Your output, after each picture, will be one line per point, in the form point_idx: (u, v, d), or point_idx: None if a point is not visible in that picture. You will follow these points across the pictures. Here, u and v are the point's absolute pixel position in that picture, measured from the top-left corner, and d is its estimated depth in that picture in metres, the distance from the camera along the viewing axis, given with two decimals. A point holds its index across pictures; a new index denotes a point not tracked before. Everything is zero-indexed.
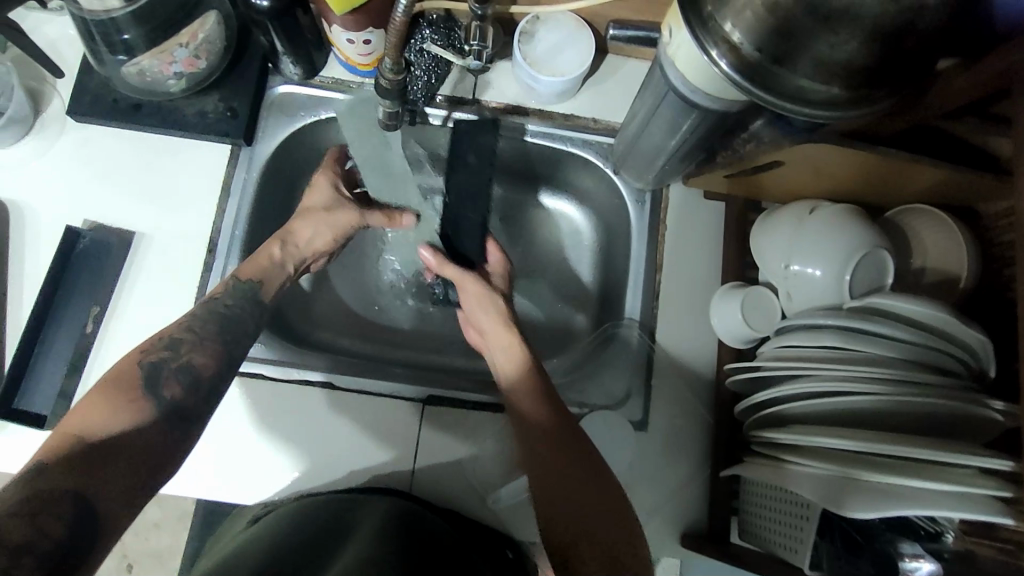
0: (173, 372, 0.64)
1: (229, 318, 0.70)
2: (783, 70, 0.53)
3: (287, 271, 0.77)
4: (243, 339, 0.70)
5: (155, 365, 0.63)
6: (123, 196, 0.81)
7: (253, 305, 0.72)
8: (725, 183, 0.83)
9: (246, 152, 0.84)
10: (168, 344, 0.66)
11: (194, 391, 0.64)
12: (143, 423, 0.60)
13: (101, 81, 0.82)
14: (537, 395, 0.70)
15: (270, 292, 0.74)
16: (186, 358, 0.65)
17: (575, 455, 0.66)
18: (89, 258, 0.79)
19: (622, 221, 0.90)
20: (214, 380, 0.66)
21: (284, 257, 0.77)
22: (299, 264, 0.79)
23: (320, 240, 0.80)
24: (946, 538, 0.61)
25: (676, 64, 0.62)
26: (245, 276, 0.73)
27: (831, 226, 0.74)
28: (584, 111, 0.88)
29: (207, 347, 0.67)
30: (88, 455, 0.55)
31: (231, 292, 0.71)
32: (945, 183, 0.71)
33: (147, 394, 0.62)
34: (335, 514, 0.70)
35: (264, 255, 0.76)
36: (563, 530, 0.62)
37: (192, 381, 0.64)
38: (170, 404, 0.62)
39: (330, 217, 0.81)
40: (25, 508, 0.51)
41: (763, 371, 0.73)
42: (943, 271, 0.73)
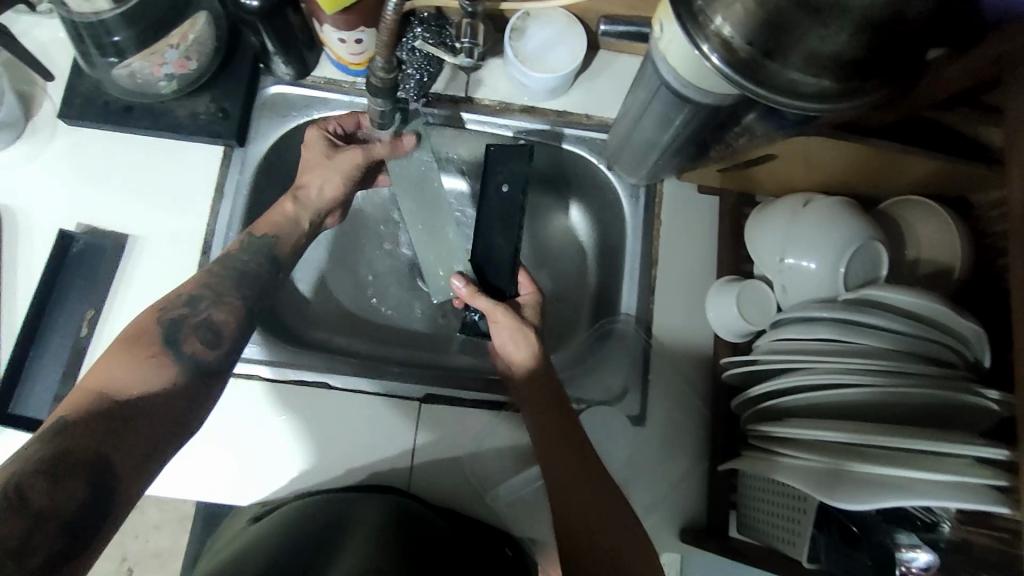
0: (194, 329, 0.65)
1: (247, 275, 0.71)
2: (774, 63, 0.53)
3: (302, 226, 0.77)
4: (258, 295, 0.71)
5: (174, 322, 0.64)
6: (116, 199, 0.81)
7: (268, 261, 0.73)
8: (718, 176, 0.83)
9: (239, 153, 0.84)
10: (187, 300, 0.67)
11: (214, 346, 0.65)
12: (166, 380, 0.61)
13: (92, 84, 0.81)
14: (548, 391, 0.71)
15: (285, 247, 0.75)
16: (206, 313, 0.66)
17: (580, 460, 0.68)
18: (83, 261, 0.79)
19: (617, 217, 0.90)
20: (235, 337, 0.67)
21: (297, 213, 0.77)
22: (314, 218, 0.78)
23: (331, 189, 0.78)
24: (942, 528, 0.61)
25: (667, 60, 0.62)
26: (260, 233, 0.74)
27: (825, 218, 0.74)
28: (577, 107, 0.88)
29: (226, 303, 0.68)
30: (113, 414, 0.56)
31: (246, 248, 0.72)
32: (937, 174, 0.72)
33: (167, 349, 0.63)
34: (333, 513, 0.70)
35: (278, 210, 0.76)
36: (566, 533, 0.65)
37: (212, 333, 0.65)
38: (190, 359, 0.63)
39: (330, 162, 0.77)
40: (47, 468, 0.52)
41: (759, 364, 0.73)
42: (935, 261, 0.74)
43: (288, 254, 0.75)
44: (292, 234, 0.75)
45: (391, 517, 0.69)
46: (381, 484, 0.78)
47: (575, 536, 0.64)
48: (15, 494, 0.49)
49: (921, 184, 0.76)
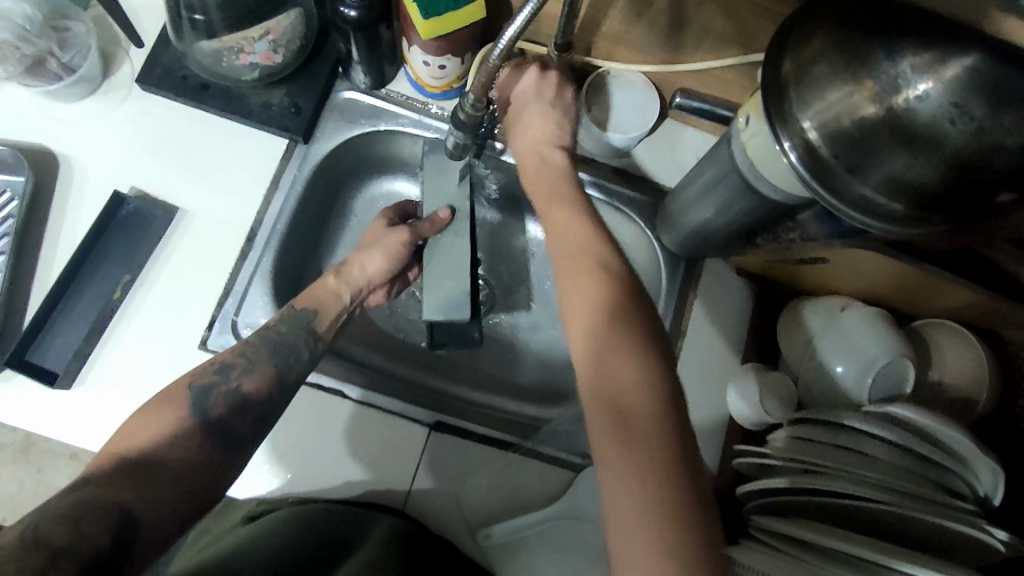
0: (221, 396, 0.65)
1: (281, 347, 0.70)
2: (854, 177, 0.54)
3: (344, 300, 0.75)
4: (299, 364, 0.70)
5: (205, 389, 0.65)
6: (172, 171, 0.81)
7: (303, 334, 0.71)
8: (763, 266, 0.84)
9: (302, 149, 0.85)
10: (218, 367, 0.67)
11: (241, 415, 0.66)
12: (181, 439, 0.61)
13: (175, 55, 0.82)
14: (621, 333, 0.62)
15: (324, 323, 0.73)
16: (236, 384, 0.67)
17: (626, 348, 0.61)
18: (131, 225, 0.79)
19: (653, 282, 0.91)
20: (267, 402, 0.68)
21: (341, 290, 0.76)
22: (356, 294, 0.77)
23: (374, 266, 0.77)
24: None
25: (746, 149, 0.63)
26: (301, 305, 0.73)
27: (860, 329, 0.76)
28: (635, 168, 0.89)
29: (258, 371, 0.68)
30: (135, 470, 0.57)
31: (284, 319, 0.71)
32: (971, 305, 0.75)
33: (196, 415, 0.64)
34: (326, 514, 0.71)
35: (320, 285, 0.75)
36: (605, 394, 0.59)
37: (238, 403, 0.66)
38: (212, 423, 0.64)
39: (380, 242, 0.78)
40: (72, 516, 0.52)
41: (769, 459, 0.73)
42: (960, 389, 0.75)
43: (327, 327, 0.73)
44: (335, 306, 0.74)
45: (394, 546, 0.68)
46: (376, 503, 0.77)
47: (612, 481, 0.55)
48: (32, 539, 0.50)
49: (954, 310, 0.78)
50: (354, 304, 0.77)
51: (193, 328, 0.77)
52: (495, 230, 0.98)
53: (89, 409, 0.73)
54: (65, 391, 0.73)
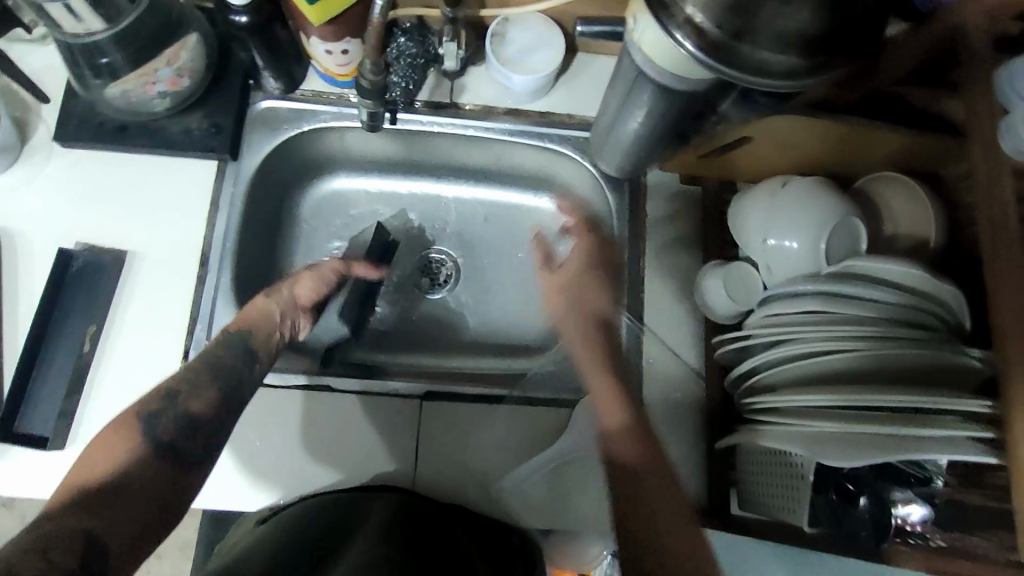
0: (174, 416, 0.64)
1: (223, 372, 0.68)
2: (745, 44, 0.55)
3: (278, 317, 0.76)
4: (247, 380, 0.70)
5: (153, 415, 0.63)
6: (111, 217, 0.82)
7: (242, 356, 0.70)
8: (700, 163, 0.85)
9: (233, 167, 0.86)
10: (164, 395, 0.65)
11: (191, 435, 0.64)
12: (137, 464, 0.60)
13: (85, 106, 0.83)
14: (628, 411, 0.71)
15: (261, 342, 0.72)
16: (183, 406, 0.65)
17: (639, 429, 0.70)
18: (84, 279, 0.80)
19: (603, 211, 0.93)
20: (220, 415, 0.66)
21: (273, 306, 0.77)
22: (285, 315, 0.77)
23: (304, 289, 0.80)
24: (934, 482, 0.63)
25: (643, 50, 0.65)
26: (236, 327, 0.72)
27: (805, 199, 0.77)
28: (559, 108, 0.91)
29: (201, 394, 0.66)
30: (96, 497, 0.55)
31: (221, 342, 0.71)
32: (904, 150, 0.76)
33: (147, 437, 0.62)
34: (319, 512, 0.71)
35: (253, 306, 0.76)
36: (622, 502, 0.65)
37: (189, 423, 0.64)
38: (164, 447, 0.62)
39: (312, 267, 0.82)
40: (36, 546, 0.50)
41: (751, 338, 0.75)
42: (913, 235, 0.76)
43: (264, 351, 0.72)
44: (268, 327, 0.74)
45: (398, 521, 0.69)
46: (388, 484, 0.79)
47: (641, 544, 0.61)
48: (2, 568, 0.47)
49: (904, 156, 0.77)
50: (286, 324, 0.77)
51: (169, 361, 0.79)
52: (440, 203, 1.00)
53: None
54: (59, 450, 0.74)
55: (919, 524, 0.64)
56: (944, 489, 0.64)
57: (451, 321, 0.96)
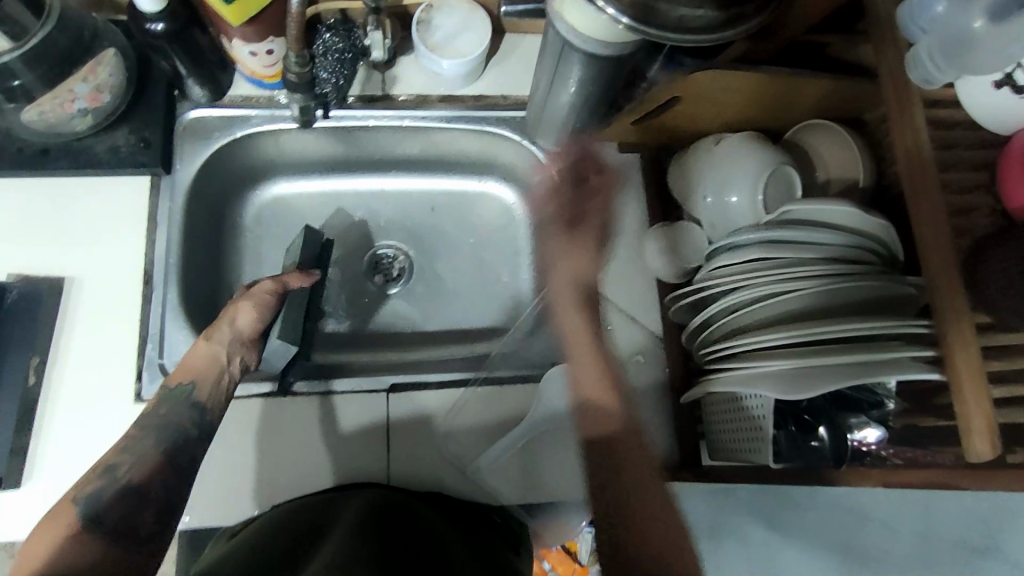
0: (114, 493, 0.60)
1: (165, 426, 0.66)
2: (662, 3, 0.57)
3: (222, 361, 0.71)
4: (196, 430, 0.67)
5: (89, 497, 0.59)
6: (44, 245, 0.79)
7: (190, 409, 0.68)
8: (635, 131, 0.87)
9: (167, 181, 0.84)
10: (103, 470, 0.62)
11: (140, 508, 0.61)
12: (82, 553, 0.56)
13: (2, 133, 0.80)
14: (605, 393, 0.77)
15: (205, 392, 0.69)
16: (125, 478, 0.61)
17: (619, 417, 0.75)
18: (20, 311, 0.77)
19: (547, 187, 0.94)
20: (166, 479, 0.63)
21: (217, 350, 0.71)
22: (231, 355, 0.72)
23: (244, 319, 0.74)
24: (886, 404, 0.64)
25: (567, 20, 0.66)
26: (176, 380, 0.69)
27: (738, 153, 0.80)
28: (492, 89, 0.91)
29: (145, 460, 0.63)
30: None
31: (162, 400, 0.67)
32: (824, 99, 0.79)
33: (89, 523, 0.58)
34: (285, 523, 0.69)
35: (194, 353, 0.71)
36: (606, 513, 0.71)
37: (135, 494, 0.61)
38: (110, 528, 0.58)
39: (246, 294, 0.76)
40: None
41: (704, 292, 0.77)
42: (844, 178, 0.79)
43: (211, 398, 0.69)
44: (211, 374, 0.69)
45: (370, 515, 0.68)
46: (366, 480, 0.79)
47: (616, 524, 0.69)
48: None
49: (828, 105, 0.80)
50: (233, 366, 0.72)
51: (122, 384, 0.76)
52: (386, 197, 1.00)
53: (50, 498, 0.72)
54: (16, 488, 0.72)
55: (877, 444, 0.64)
56: (894, 410, 0.65)
57: (411, 313, 0.96)
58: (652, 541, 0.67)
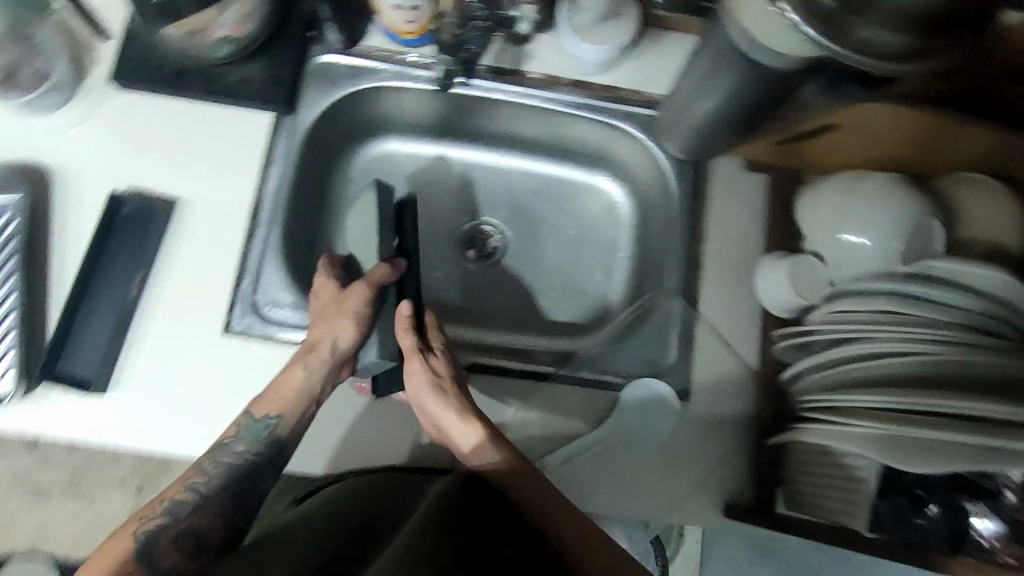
0: (177, 534, 0.65)
1: (241, 469, 0.70)
2: (857, 19, 0.52)
3: (316, 392, 0.73)
4: (269, 470, 0.71)
5: (149, 536, 0.64)
6: (163, 164, 0.80)
7: (268, 447, 0.71)
8: (773, 150, 0.83)
9: (289, 121, 0.83)
10: (168, 506, 0.67)
11: (197, 554, 0.65)
12: None
13: (145, 47, 0.81)
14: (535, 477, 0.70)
15: (286, 427, 0.72)
16: (188, 522, 0.66)
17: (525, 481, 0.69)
18: (134, 223, 0.79)
19: (662, 193, 0.90)
20: (225, 535, 0.67)
21: (308, 383, 0.72)
22: (325, 383, 0.73)
23: (346, 337, 0.74)
24: (1006, 497, 0.60)
25: (740, 20, 0.63)
26: (261, 412, 0.71)
27: (880, 194, 0.73)
28: (627, 82, 0.88)
29: (207, 506, 0.67)
30: None
31: (240, 434, 0.71)
32: (988, 148, 0.74)
33: (145, 564, 0.63)
34: (342, 514, 0.66)
35: (287, 380, 0.72)
36: None
37: (193, 543, 0.65)
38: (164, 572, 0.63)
39: (345, 307, 0.75)
40: None
41: (813, 333, 0.72)
42: (992, 241, 0.72)
43: (290, 436, 0.72)
44: (296, 409, 0.72)
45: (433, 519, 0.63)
46: (429, 457, 0.78)
47: None
48: None
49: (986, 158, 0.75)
50: (323, 393, 0.73)
51: (215, 313, 0.77)
52: (493, 173, 0.98)
53: (131, 410, 0.74)
54: (101, 394, 0.74)
55: (994, 537, 0.62)
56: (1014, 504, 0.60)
57: (497, 296, 0.95)
58: (578, 535, 0.67)
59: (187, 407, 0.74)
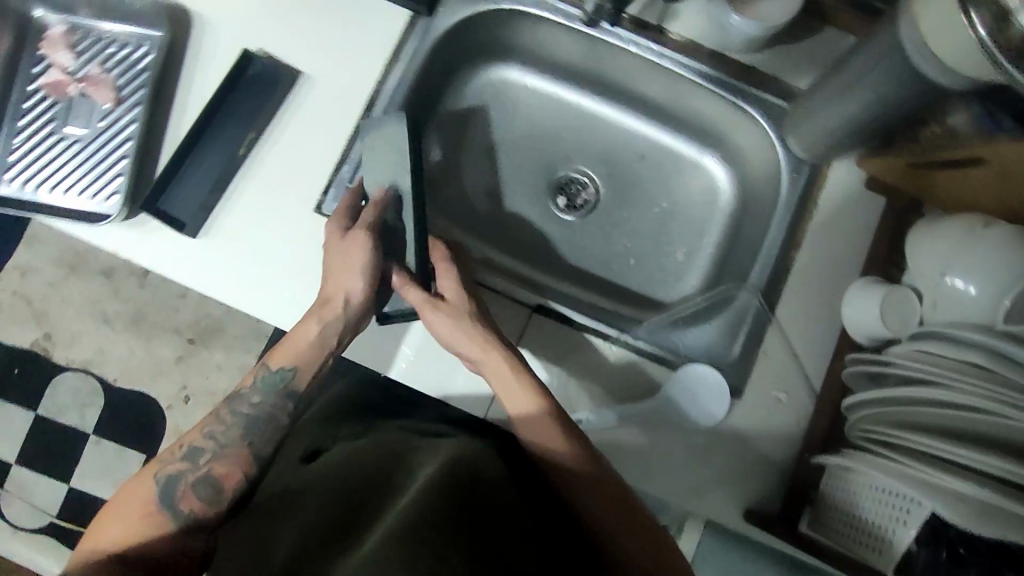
0: (194, 483, 0.68)
1: (258, 416, 0.72)
2: None
3: (331, 347, 0.73)
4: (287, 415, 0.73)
5: (170, 480, 0.68)
6: (295, 35, 0.81)
7: (285, 399, 0.73)
8: (901, 172, 0.77)
9: (424, 23, 0.84)
10: (188, 453, 0.70)
11: (217, 500, 0.69)
12: (154, 535, 0.66)
13: None
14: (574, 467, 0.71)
15: (304, 380, 0.73)
16: (207, 468, 0.69)
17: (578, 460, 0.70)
18: (256, 85, 0.81)
19: (770, 190, 0.87)
20: (239, 484, 0.70)
21: (320, 339, 0.72)
22: (341, 338, 0.73)
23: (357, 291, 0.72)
24: None
25: (920, 28, 0.59)
26: (278, 363, 0.73)
27: (1003, 244, 0.67)
28: (768, 66, 0.84)
29: (226, 454, 0.70)
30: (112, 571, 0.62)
31: (258, 387, 0.72)
32: None
33: (166, 508, 0.67)
34: (360, 462, 0.71)
35: (302, 334, 0.73)
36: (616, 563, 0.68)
37: (211, 491, 0.68)
38: (186, 518, 0.67)
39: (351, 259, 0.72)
40: None
41: (889, 368, 0.69)
42: None
43: (307, 385, 0.73)
44: (310, 364, 0.73)
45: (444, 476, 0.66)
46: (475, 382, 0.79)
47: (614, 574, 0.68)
48: None
49: None
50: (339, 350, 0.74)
51: (311, 190, 0.79)
52: (604, 127, 0.96)
53: (214, 260, 0.77)
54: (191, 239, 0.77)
55: None
56: None
57: (575, 249, 0.94)
58: (610, 518, 0.69)
59: (264, 270, 0.78)
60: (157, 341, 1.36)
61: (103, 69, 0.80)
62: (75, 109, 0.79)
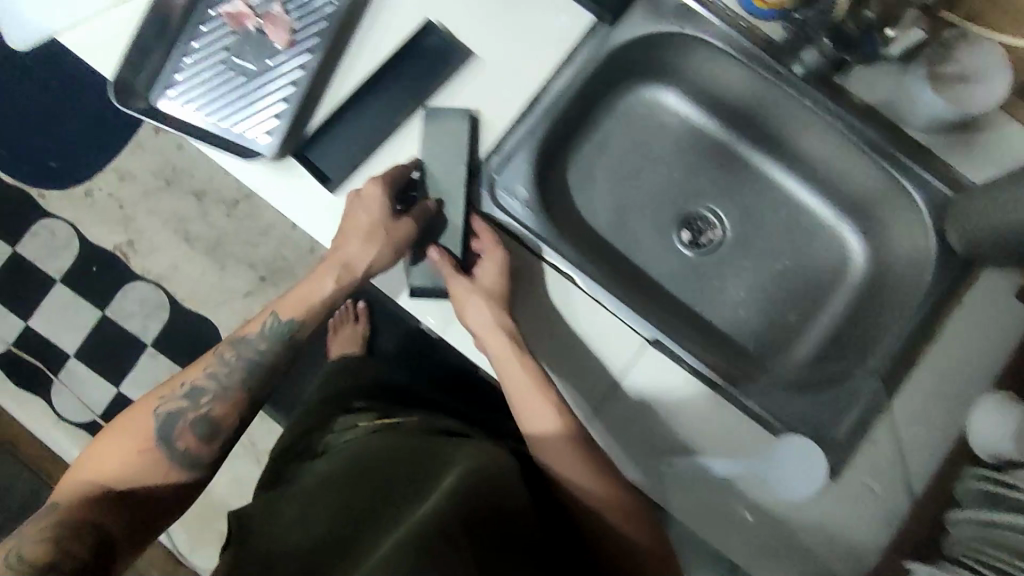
0: (191, 421, 0.74)
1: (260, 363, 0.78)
2: None
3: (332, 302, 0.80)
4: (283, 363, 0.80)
5: (170, 416, 0.73)
6: (476, 16, 0.80)
7: (284, 347, 0.79)
8: None
9: (604, 32, 0.82)
10: (189, 391, 0.75)
11: (212, 440, 0.74)
12: (149, 469, 0.71)
13: None
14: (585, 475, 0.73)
15: (304, 332, 0.80)
16: (204, 408, 0.75)
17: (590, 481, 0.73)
18: (427, 57, 0.80)
19: (910, 276, 0.84)
20: (233, 424, 0.76)
21: (332, 293, 0.80)
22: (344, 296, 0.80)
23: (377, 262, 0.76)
24: None
25: None
26: (285, 315, 0.79)
27: None
28: (943, 151, 0.82)
29: (223, 396, 0.76)
30: (108, 498, 0.67)
31: (263, 336, 0.78)
32: None
33: (163, 443, 0.72)
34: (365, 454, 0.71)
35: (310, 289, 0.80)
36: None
37: (207, 429, 0.74)
38: (182, 453, 0.72)
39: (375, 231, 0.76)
40: (63, 529, 0.62)
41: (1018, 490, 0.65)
42: None
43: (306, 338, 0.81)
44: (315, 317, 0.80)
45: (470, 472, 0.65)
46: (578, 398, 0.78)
47: None
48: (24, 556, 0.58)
49: None
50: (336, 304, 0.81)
51: (458, 173, 0.79)
52: (747, 171, 0.94)
53: None
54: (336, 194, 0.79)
55: None
56: None
57: (690, 287, 0.92)
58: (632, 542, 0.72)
59: None
60: (232, 270, 1.38)
61: (285, 11, 0.80)
62: (250, 44, 0.80)
